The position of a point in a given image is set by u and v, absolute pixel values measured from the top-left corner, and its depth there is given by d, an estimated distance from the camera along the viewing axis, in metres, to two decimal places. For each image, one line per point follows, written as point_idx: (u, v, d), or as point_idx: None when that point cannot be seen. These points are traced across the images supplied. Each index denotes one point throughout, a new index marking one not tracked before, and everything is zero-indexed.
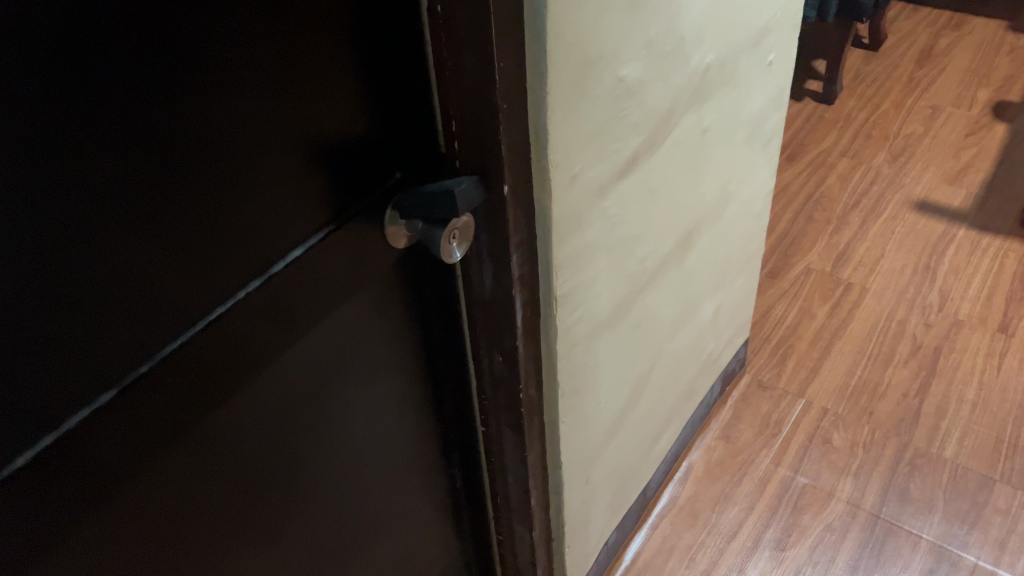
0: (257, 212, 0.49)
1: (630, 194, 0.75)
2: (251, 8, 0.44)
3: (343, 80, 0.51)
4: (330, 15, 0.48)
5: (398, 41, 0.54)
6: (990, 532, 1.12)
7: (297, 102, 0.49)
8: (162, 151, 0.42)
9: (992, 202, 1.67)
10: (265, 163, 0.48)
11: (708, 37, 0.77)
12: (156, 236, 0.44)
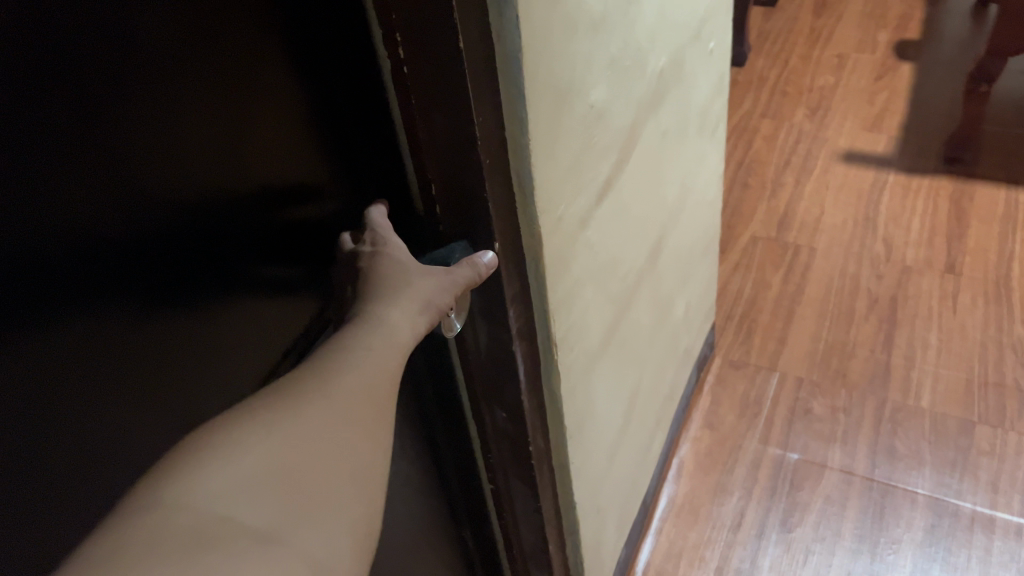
0: (231, 326, 0.46)
1: (607, 218, 0.71)
2: (214, 107, 0.40)
3: (306, 162, 0.48)
4: (286, 96, 0.45)
5: (362, 113, 0.50)
6: (980, 475, 1.14)
7: (256, 202, 0.45)
8: (145, 286, 0.38)
9: (913, 143, 1.70)
10: (235, 274, 0.44)
11: (659, 41, 0.73)
12: (137, 389, 0.40)
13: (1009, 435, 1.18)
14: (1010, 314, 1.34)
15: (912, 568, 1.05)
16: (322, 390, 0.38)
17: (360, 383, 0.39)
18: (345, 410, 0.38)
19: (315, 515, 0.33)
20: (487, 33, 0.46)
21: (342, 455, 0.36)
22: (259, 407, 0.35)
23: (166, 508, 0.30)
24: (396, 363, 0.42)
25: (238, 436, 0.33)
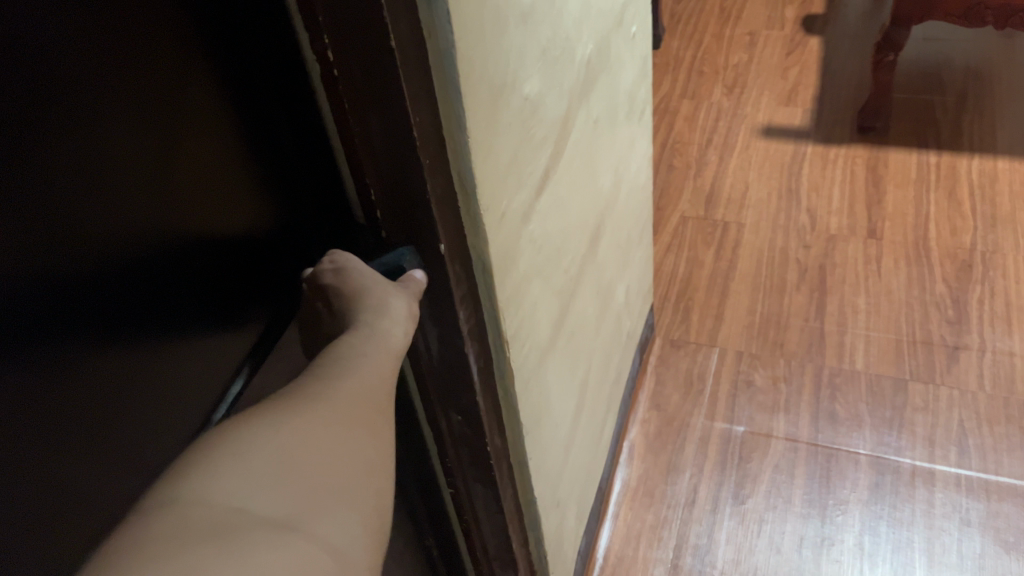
0: (181, 360, 0.43)
1: (547, 211, 0.70)
2: (146, 115, 0.38)
3: (241, 170, 0.46)
4: (217, 99, 0.43)
5: (292, 119, 0.48)
6: (917, 431, 1.18)
7: (193, 228, 0.42)
8: (97, 309, 0.36)
9: (828, 114, 1.74)
10: (178, 305, 0.42)
11: (586, 29, 0.73)
12: (85, 436, 0.37)
13: (940, 390, 1.23)
14: (931, 273, 1.39)
15: (861, 527, 1.09)
16: (321, 393, 0.38)
17: (358, 386, 0.40)
18: (347, 411, 0.38)
19: (330, 507, 0.33)
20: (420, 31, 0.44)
21: (350, 452, 0.36)
22: (258, 409, 0.36)
23: (183, 500, 0.29)
24: (387, 368, 0.43)
25: (247, 432, 0.33)
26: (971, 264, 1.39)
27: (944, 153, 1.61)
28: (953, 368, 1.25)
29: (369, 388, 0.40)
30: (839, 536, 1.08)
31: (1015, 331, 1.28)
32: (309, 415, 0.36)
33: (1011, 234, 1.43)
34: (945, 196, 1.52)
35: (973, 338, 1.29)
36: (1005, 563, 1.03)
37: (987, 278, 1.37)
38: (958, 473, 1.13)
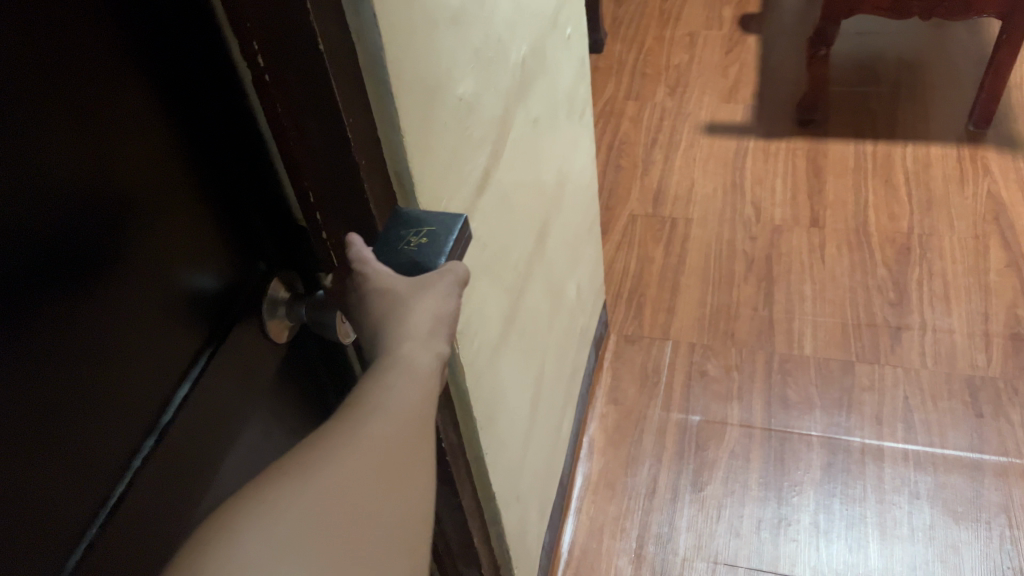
0: (129, 368, 0.42)
1: (491, 209, 0.72)
2: (67, 112, 0.37)
3: (182, 165, 0.45)
4: (146, 94, 0.42)
5: (227, 113, 0.47)
6: (865, 410, 1.22)
7: (134, 233, 0.42)
8: (23, 312, 0.35)
9: (767, 110, 1.79)
10: (121, 310, 0.41)
11: (519, 31, 0.75)
12: (22, 444, 0.36)
13: (885, 369, 1.27)
14: (872, 258, 1.44)
15: (815, 506, 1.12)
16: (358, 456, 0.39)
17: (393, 450, 0.41)
18: (380, 485, 0.39)
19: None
20: (347, 33, 0.46)
21: (378, 537, 0.38)
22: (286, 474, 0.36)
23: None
24: (425, 422, 0.43)
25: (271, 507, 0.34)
26: (909, 247, 1.44)
27: (880, 142, 1.66)
28: (896, 348, 1.29)
29: (405, 452, 0.41)
30: (795, 516, 1.11)
31: (953, 309, 1.33)
32: (343, 488, 0.37)
33: (946, 216, 1.48)
34: (882, 183, 1.57)
35: (914, 318, 1.33)
36: (954, 532, 1.07)
37: (926, 260, 1.42)
38: (906, 448, 1.17)
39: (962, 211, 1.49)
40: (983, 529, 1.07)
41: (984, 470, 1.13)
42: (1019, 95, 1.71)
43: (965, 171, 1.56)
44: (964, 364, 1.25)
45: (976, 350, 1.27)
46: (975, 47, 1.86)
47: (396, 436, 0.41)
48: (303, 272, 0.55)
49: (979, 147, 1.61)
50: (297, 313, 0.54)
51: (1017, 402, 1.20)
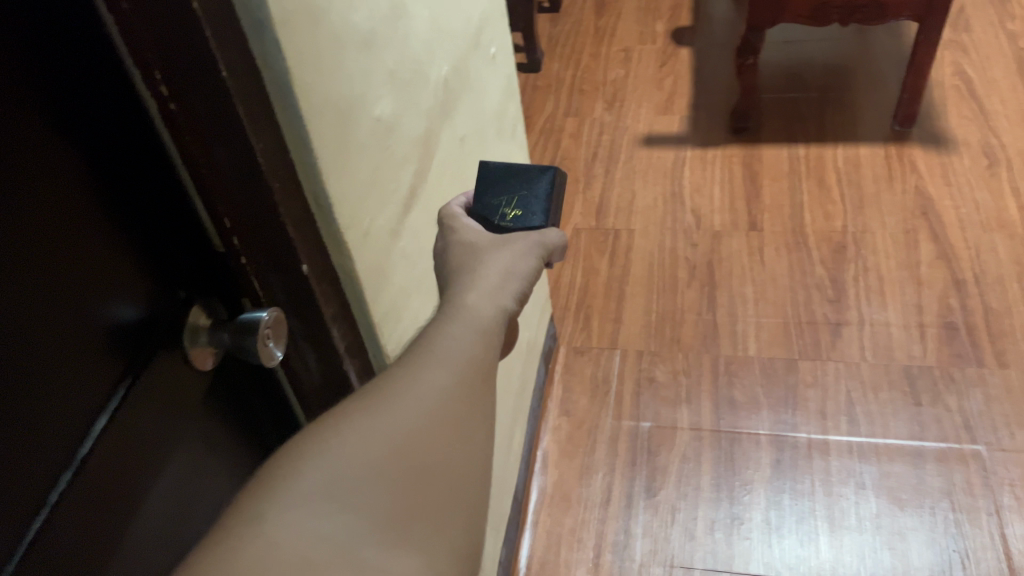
0: (62, 393, 0.43)
1: (419, 227, 0.72)
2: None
3: (98, 190, 0.45)
4: (62, 119, 0.42)
5: (133, 135, 0.47)
6: (810, 406, 1.24)
7: (65, 254, 0.42)
8: None
9: (702, 119, 1.83)
10: (64, 334, 0.42)
11: (438, 51, 0.76)
12: None
13: (826, 365, 1.30)
14: (809, 257, 1.47)
15: (766, 503, 1.14)
16: (413, 410, 0.44)
17: (449, 399, 0.45)
18: (442, 433, 0.44)
19: (424, 546, 0.40)
20: (252, 61, 0.47)
21: (443, 481, 0.42)
22: (341, 436, 0.41)
23: (265, 535, 0.36)
24: (484, 367, 0.49)
25: (325, 469, 0.39)
26: (844, 245, 1.48)
27: (811, 145, 1.71)
28: (837, 343, 1.33)
29: (462, 402, 0.46)
30: (747, 515, 1.13)
31: (889, 302, 1.37)
32: (398, 442, 0.42)
33: (878, 213, 1.53)
34: (816, 184, 1.62)
35: (852, 313, 1.37)
36: (900, 519, 1.09)
37: (860, 257, 1.46)
38: (850, 441, 1.19)
39: (893, 208, 1.53)
40: (928, 514, 1.10)
41: (926, 457, 1.16)
42: (940, 94, 1.77)
43: (893, 169, 1.62)
44: (902, 355, 1.29)
45: (912, 341, 1.31)
46: (897, 49, 1.92)
47: (450, 388, 0.46)
48: (224, 294, 0.55)
49: (906, 145, 1.67)
50: (219, 338, 0.54)
51: (954, 388, 1.23)
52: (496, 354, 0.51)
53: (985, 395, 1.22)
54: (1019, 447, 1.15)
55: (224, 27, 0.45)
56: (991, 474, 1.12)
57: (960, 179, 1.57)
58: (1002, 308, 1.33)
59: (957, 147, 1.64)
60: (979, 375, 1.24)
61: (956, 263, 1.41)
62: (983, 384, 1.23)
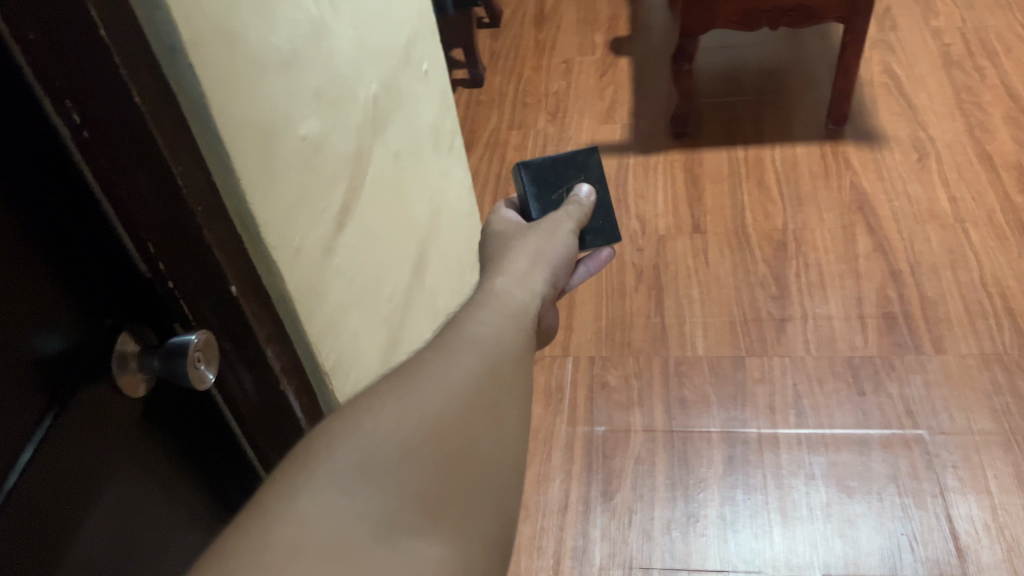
0: None
1: (355, 243, 0.73)
2: None
3: (23, 221, 0.43)
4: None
5: (52, 166, 0.45)
6: (759, 402, 1.27)
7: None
8: None
9: (643, 127, 1.87)
10: None
11: (366, 68, 0.77)
12: None
13: (773, 360, 1.33)
14: (752, 256, 1.50)
15: (720, 500, 1.16)
16: (451, 387, 0.49)
17: (482, 379, 0.51)
18: (479, 406, 0.49)
19: (472, 500, 0.45)
20: (166, 86, 0.48)
21: (484, 446, 0.47)
22: (370, 418, 0.45)
23: (302, 511, 0.39)
24: (504, 359, 0.54)
25: (355, 451, 0.43)
26: (785, 243, 1.52)
27: (750, 147, 1.75)
28: (782, 338, 1.36)
29: (495, 384, 0.52)
30: (702, 512, 1.14)
31: (830, 296, 1.41)
32: (441, 411, 0.47)
33: (816, 210, 1.57)
34: (755, 184, 1.65)
35: (796, 308, 1.40)
36: (850, 507, 1.12)
37: (801, 253, 1.49)
38: (798, 433, 1.22)
39: (830, 204, 1.58)
40: (876, 500, 1.12)
41: (871, 444, 1.19)
42: (869, 92, 1.83)
43: (829, 166, 1.66)
44: (844, 347, 1.32)
45: (854, 332, 1.34)
46: (827, 51, 1.98)
47: (483, 372, 0.52)
48: (154, 321, 0.54)
49: (839, 143, 1.72)
50: (150, 365, 0.53)
51: (895, 376, 1.27)
52: (524, 343, 0.58)
53: (924, 380, 1.25)
54: (959, 429, 1.18)
55: (135, 54, 0.45)
56: (934, 457, 1.16)
57: (892, 173, 1.62)
58: (937, 296, 1.37)
59: (889, 143, 1.69)
60: (918, 362, 1.28)
61: (892, 255, 1.46)
62: (923, 370, 1.27)
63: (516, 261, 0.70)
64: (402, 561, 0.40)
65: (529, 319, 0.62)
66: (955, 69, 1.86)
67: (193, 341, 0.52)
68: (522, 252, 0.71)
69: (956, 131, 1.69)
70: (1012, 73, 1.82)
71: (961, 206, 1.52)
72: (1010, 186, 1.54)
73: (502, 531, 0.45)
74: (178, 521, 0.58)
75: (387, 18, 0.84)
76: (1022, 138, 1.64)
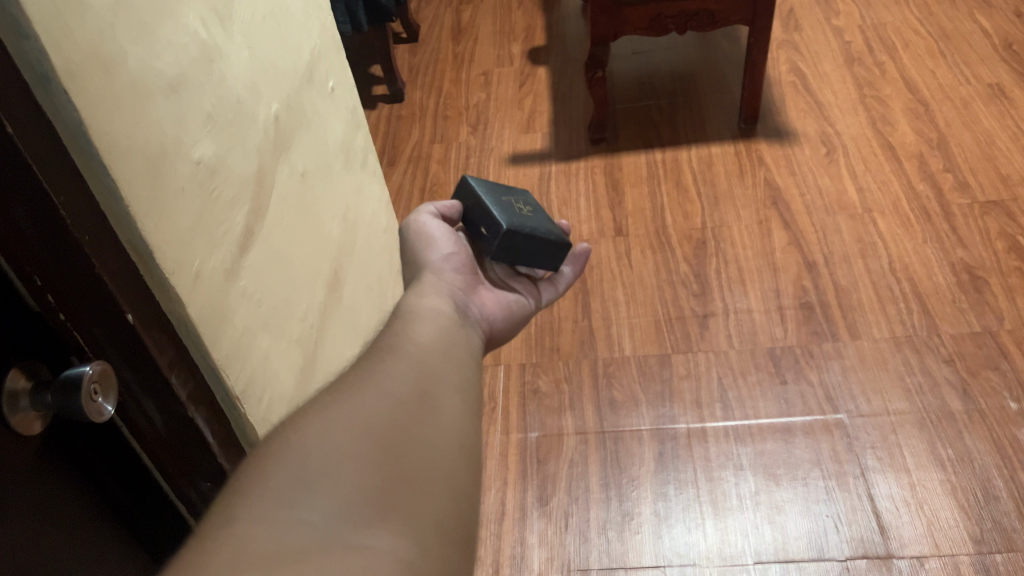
0: None
1: (260, 264, 0.72)
2: None
3: None
4: None
5: None
6: (685, 397, 1.29)
7: None
8: None
9: (563, 135, 1.89)
10: None
11: (264, 87, 0.76)
12: None
13: (698, 356, 1.35)
14: (673, 256, 1.54)
15: (654, 496, 1.17)
16: (378, 393, 0.52)
17: (408, 382, 0.54)
18: (409, 407, 0.52)
19: (418, 490, 0.47)
20: (41, 116, 0.47)
21: (420, 440, 0.50)
22: (301, 434, 0.47)
23: (245, 530, 0.40)
24: (427, 364, 0.58)
25: (289, 465, 0.45)
26: (704, 241, 1.55)
27: (666, 149, 1.79)
28: (705, 334, 1.39)
29: (422, 387, 0.55)
30: (636, 510, 1.16)
31: (750, 290, 1.45)
32: (374, 416, 0.50)
33: (732, 208, 1.61)
34: (674, 186, 1.69)
35: (717, 304, 1.43)
36: (777, 493, 1.15)
37: (720, 250, 1.53)
38: (725, 426, 1.24)
39: (745, 201, 1.62)
40: (802, 485, 1.15)
41: (794, 432, 1.22)
42: (778, 91, 1.89)
43: (743, 165, 1.71)
44: (765, 339, 1.36)
45: (773, 323, 1.38)
46: (736, 53, 2.04)
47: (408, 378, 0.55)
48: (48, 357, 0.51)
49: (752, 142, 1.77)
50: (43, 401, 0.50)
51: (814, 363, 1.31)
52: (448, 349, 0.61)
53: (842, 366, 1.30)
54: (875, 411, 1.23)
55: (5, 86, 0.44)
56: (854, 440, 1.20)
57: (803, 168, 1.67)
58: (850, 284, 1.42)
59: (799, 139, 1.75)
60: (835, 349, 1.32)
61: (806, 247, 1.50)
62: (840, 356, 1.31)
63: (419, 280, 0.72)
64: (353, 556, 0.41)
65: (453, 326, 0.65)
66: (857, 65, 1.93)
67: (87, 371, 0.50)
68: (424, 267, 0.74)
69: (860, 125, 1.75)
70: (910, 67, 1.90)
71: (868, 196, 1.58)
72: (913, 175, 1.61)
73: (451, 515, 0.48)
74: (83, 565, 0.55)
75: (285, 37, 0.83)
76: (921, 128, 1.72)
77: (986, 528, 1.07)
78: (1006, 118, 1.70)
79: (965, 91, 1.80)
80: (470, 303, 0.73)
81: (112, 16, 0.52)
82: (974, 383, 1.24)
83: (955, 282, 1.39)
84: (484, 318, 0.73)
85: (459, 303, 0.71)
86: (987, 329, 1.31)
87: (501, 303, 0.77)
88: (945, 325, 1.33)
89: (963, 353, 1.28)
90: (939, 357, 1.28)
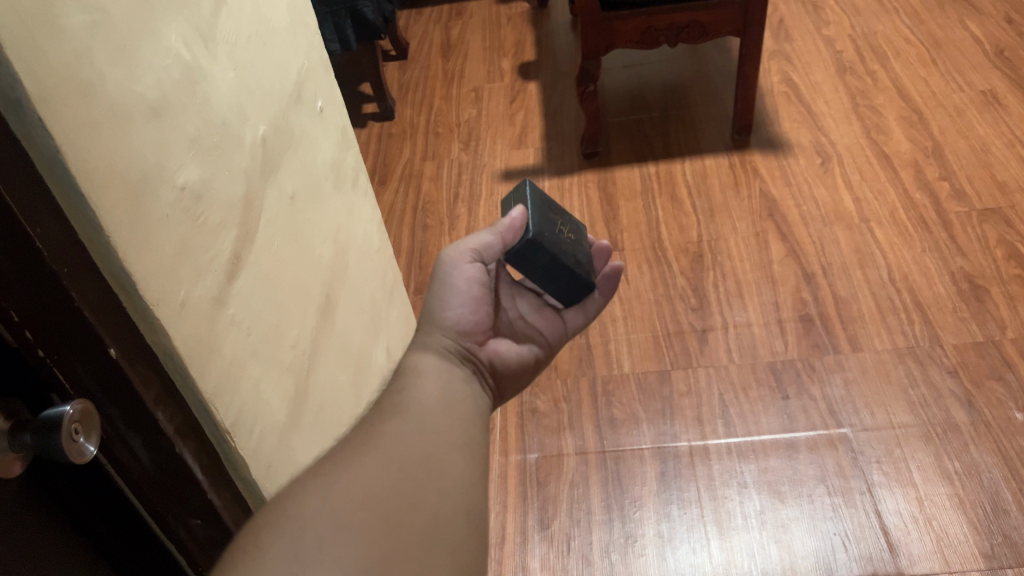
0: None
1: (250, 295, 0.70)
2: None
3: None
4: None
5: None
6: (686, 414, 1.27)
7: None
8: None
9: (555, 150, 1.88)
10: None
11: (249, 110, 0.74)
12: None
13: (698, 371, 1.33)
14: (670, 270, 1.52)
15: (657, 517, 1.15)
16: (379, 460, 0.52)
17: (412, 446, 0.54)
18: (410, 473, 0.52)
19: (420, 560, 0.47)
20: (13, 142, 0.45)
21: (423, 511, 0.50)
22: (296, 506, 0.46)
23: None
24: (426, 425, 0.57)
25: (283, 540, 0.44)
26: (701, 255, 1.54)
27: (660, 162, 1.78)
28: (705, 349, 1.37)
29: (424, 449, 0.55)
30: (639, 531, 1.13)
31: (748, 303, 1.43)
32: (373, 486, 0.49)
33: (727, 220, 1.60)
34: (668, 199, 1.68)
35: (716, 318, 1.41)
36: (782, 511, 1.13)
37: (717, 263, 1.52)
38: (728, 443, 1.22)
39: (741, 213, 1.61)
40: (807, 503, 1.13)
41: (798, 448, 1.20)
42: (770, 103, 1.88)
43: (737, 177, 1.70)
44: (766, 353, 1.34)
45: (773, 336, 1.36)
46: (726, 65, 2.04)
47: (411, 443, 0.55)
48: (27, 395, 0.49)
49: (746, 153, 1.76)
50: (22, 441, 0.47)
51: (816, 377, 1.29)
52: (450, 406, 0.61)
53: (844, 379, 1.28)
54: (880, 425, 1.21)
55: None
56: (859, 454, 1.18)
57: (799, 179, 1.66)
58: (849, 295, 1.41)
59: (793, 149, 1.74)
60: (837, 361, 1.31)
61: (804, 258, 1.49)
62: (841, 369, 1.29)
63: (423, 327, 0.71)
64: None
65: (457, 380, 0.65)
66: (849, 75, 1.92)
67: (67, 414, 0.47)
68: (428, 317, 0.71)
69: (854, 134, 1.74)
70: (902, 75, 1.89)
71: (865, 206, 1.57)
72: (909, 184, 1.60)
73: None
74: None
75: (271, 59, 0.81)
76: (915, 137, 1.71)
77: (996, 543, 1.05)
78: (1000, 125, 1.70)
79: (958, 99, 1.79)
80: (478, 352, 0.71)
81: (89, 41, 0.50)
82: (978, 394, 1.22)
83: (956, 291, 1.38)
84: (490, 369, 0.71)
85: (464, 357, 0.69)
86: (989, 338, 1.30)
87: (514, 353, 0.74)
88: (948, 335, 1.31)
89: (966, 364, 1.26)
90: (943, 368, 1.26)
